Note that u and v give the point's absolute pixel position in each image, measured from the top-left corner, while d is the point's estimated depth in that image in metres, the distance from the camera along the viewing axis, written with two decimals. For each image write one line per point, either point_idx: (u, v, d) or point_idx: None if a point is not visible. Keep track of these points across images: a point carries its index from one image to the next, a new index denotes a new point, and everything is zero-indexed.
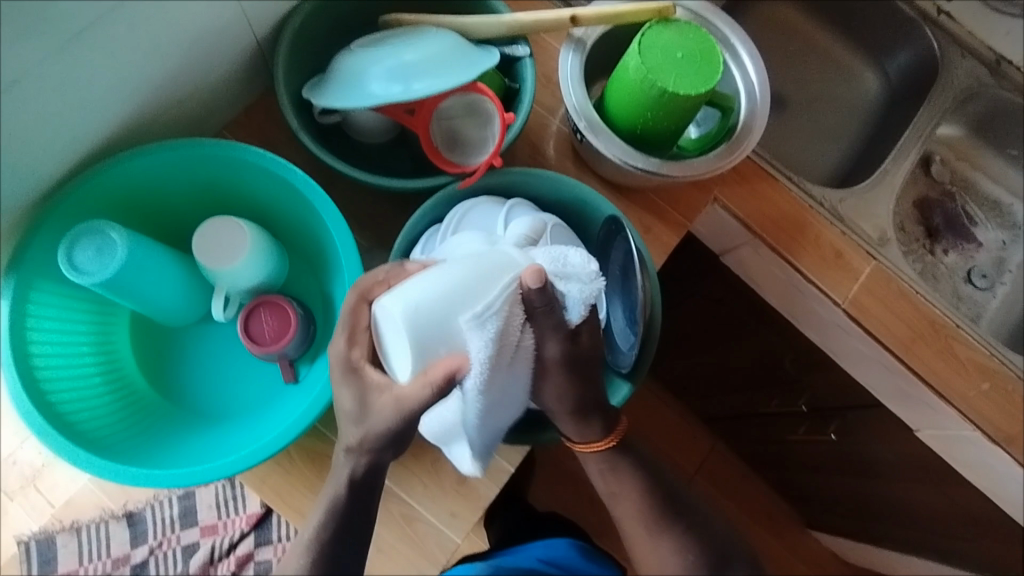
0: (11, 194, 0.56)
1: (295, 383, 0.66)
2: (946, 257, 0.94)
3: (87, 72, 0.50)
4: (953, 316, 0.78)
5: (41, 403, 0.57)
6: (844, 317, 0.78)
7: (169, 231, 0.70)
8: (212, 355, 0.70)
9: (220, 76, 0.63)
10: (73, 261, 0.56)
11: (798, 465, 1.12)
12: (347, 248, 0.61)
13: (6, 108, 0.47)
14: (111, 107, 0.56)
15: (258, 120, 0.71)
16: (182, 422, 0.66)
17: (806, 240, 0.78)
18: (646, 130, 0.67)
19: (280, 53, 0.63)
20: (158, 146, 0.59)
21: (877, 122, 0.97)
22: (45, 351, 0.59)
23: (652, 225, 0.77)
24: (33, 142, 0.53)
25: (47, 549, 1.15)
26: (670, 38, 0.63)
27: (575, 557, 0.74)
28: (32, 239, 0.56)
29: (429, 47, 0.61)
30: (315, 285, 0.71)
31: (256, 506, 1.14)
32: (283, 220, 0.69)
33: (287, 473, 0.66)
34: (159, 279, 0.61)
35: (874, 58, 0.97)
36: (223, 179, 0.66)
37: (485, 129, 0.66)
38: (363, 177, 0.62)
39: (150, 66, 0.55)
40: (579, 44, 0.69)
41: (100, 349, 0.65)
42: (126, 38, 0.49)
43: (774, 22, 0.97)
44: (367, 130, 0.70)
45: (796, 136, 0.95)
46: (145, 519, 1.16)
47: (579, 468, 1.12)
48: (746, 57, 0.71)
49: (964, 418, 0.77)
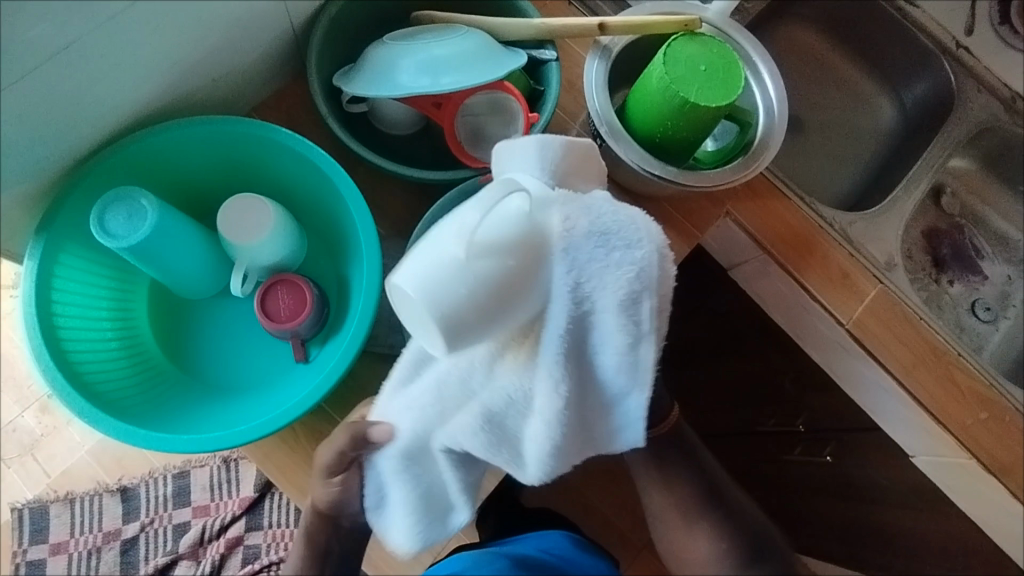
0: (46, 157, 0.57)
1: (306, 362, 0.67)
2: (952, 287, 0.95)
3: (132, 44, 0.52)
4: (955, 344, 0.79)
5: (61, 361, 0.58)
6: (847, 338, 0.79)
7: (193, 205, 0.72)
8: (226, 329, 0.71)
9: (254, 59, 0.65)
10: (103, 224, 0.57)
11: None
12: (366, 231, 0.62)
13: (51, 73, 0.49)
14: (148, 82, 0.58)
15: (287, 105, 0.73)
16: (193, 393, 0.67)
17: (815, 259, 0.79)
18: (664, 139, 0.68)
19: (313, 40, 0.65)
20: (192, 120, 0.60)
21: (890, 150, 0.98)
22: (66, 311, 0.60)
23: (665, 233, 0.79)
24: (72, 109, 0.55)
25: (40, 518, 1.16)
26: (695, 50, 0.65)
27: (570, 547, 0.76)
28: (65, 201, 0.58)
29: (460, 43, 0.63)
30: (332, 268, 0.72)
31: (250, 490, 1.15)
32: (306, 201, 0.71)
33: (292, 451, 0.68)
34: (184, 249, 0.62)
35: (890, 87, 0.99)
36: (250, 158, 0.68)
37: (509, 126, 0.67)
38: (386, 166, 0.64)
39: (190, 45, 0.57)
40: (605, 51, 0.71)
41: (118, 316, 0.67)
42: (171, 15, 0.51)
43: (795, 47, 0.99)
44: (392, 121, 0.72)
45: (810, 159, 0.97)
46: (138, 495, 1.16)
47: (573, 474, 1.12)
48: (766, 74, 0.72)
49: (960, 445, 0.78)
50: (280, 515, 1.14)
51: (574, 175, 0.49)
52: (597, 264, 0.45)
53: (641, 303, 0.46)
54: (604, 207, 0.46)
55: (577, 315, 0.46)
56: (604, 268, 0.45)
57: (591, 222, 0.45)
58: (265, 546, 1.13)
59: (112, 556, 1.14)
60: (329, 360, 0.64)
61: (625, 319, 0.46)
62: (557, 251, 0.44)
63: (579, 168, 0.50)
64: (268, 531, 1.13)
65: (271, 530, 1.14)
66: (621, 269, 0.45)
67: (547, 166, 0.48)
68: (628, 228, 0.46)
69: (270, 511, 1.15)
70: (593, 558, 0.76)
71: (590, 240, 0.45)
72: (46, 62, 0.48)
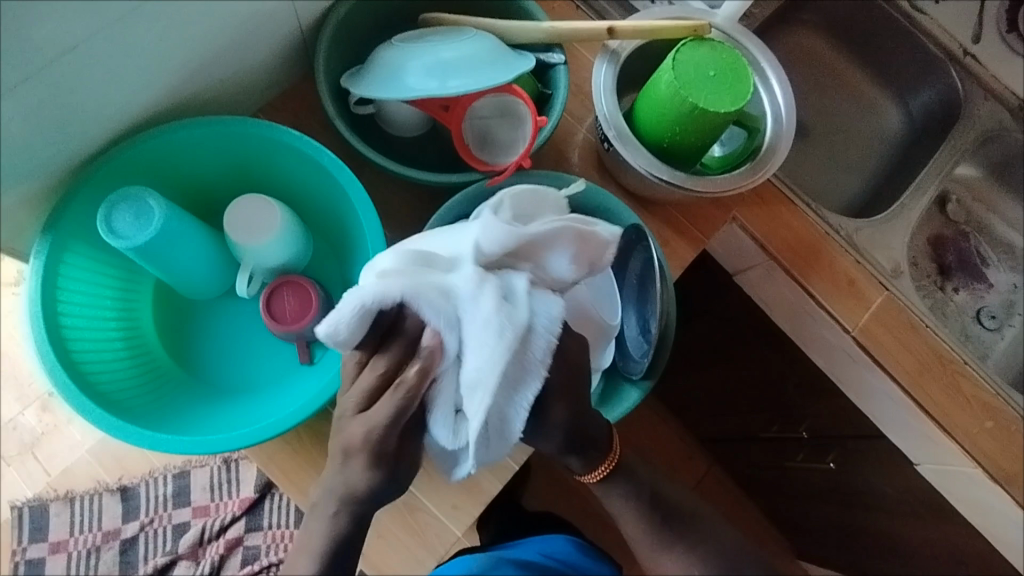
0: (53, 156, 0.57)
1: (310, 364, 0.67)
2: (957, 295, 0.94)
3: (142, 44, 0.52)
4: (961, 352, 0.79)
5: (67, 361, 0.58)
6: (852, 344, 0.79)
7: (199, 205, 0.72)
8: (231, 330, 0.71)
9: (262, 59, 0.65)
10: (110, 225, 0.57)
11: (793, 494, 1.12)
12: (374, 233, 0.62)
13: (60, 73, 0.49)
14: (156, 82, 0.58)
15: (293, 106, 0.73)
16: (197, 394, 0.67)
17: (821, 265, 0.79)
18: (672, 144, 0.68)
19: (322, 41, 0.65)
20: (201, 121, 0.60)
21: (896, 156, 0.98)
22: (71, 311, 0.60)
23: (671, 238, 0.78)
24: (80, 109, 0.55)
25: (39, 516, 1.15)
26: (703, 56, 0.65)
27: (573, 552, 0.76)
28: (71, 201, 0.58)
29: (468, 47, 0.63)
30: (337, 270, 0.72)
31: (251, 491, 1.15)
32: (312, 203, 0.71)
33: (295, 453, 0.67)
34: (191, 250, 0.62)
35: (897, 94, 0.99)
36: (257, 159, 0.68)
37: (516, 130, 0.67)
38: (394, 168, 0.64)
39: (199, 45, 0.56)
40: (613, 56, 0.71)
41: (123, 315, 0.67)
42: (181, 16, 0.51)
43: (803, 53, 0.99)
44: (399, 123, 0.72)
45: (816, 165, 0.97)
46: (138, 495, 1.16)
47: (575, 478, 1.12)
48: (774, 81, 0.72)
49: (966, 454, 0.77)
50: (280, 516, 1.14)
51: (532, 245, 0.53)
52: (472, 334, 0.48)
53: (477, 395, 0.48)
54: (499, 297, 0.48)
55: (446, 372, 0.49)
56: (473, 341, 0.47)
57: (485, 294, 0.48)
58: (264, 547, 1.12)
59: (111, 556, 1.13)
60: (333, 363, 0.63)
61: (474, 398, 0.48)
62: (455, 301, 0.49)
63: (541, 241, 0.53)
64: (268, 532, 1.12)
65: (271, 531, 1.13)
66: (479, 352, 0.47)
67: (494, 242, 0.51)
68: (513, 326, 0.47)
69: (270, 512, 1.14)
70: (596, 561, 0.77)
71: (471, 312, 0.48)
72: (54, 61, 0.48)
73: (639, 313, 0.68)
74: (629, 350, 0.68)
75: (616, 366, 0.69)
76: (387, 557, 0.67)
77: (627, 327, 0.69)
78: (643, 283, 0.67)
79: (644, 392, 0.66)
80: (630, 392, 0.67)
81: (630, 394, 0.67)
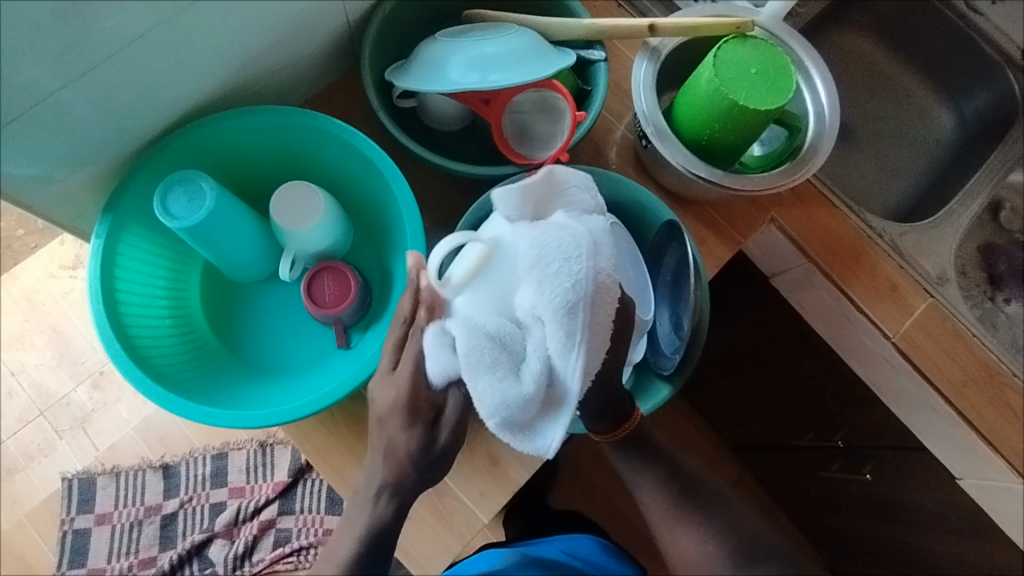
0: (115, 141, 0.61)
1: (346, 348, 0.69)
2: (1008, 306, 0.89)
3: (201, 36, 0.55)
4: (1009, 364, 0.77)
5: (121, 335, 0.61)
6: (893, 352, 0.77)
7: (246, 192, 0.75)
8: (273, 312, 0.74)
9: (312, 52, 0.67)
10: (165, 205, 0.60)
11: (826, 506, 1.08)
12: (412, 222, 0.64)
13: (126, 62, 0.53)
14: (212, 73, 0.61)
15: (340, 98, 0.75)
16: (240, 372, 0.70)
17: (861, 269, 0.78)
18: (710, 142, 0.68)
19: (369, 36, 0.67)
20: (251, 110, 0.63)
21: (947, 159, 0.95)
22: (126, 287, 0.63)
23: (706, 237, 0.78)
24: (142, 97, 0.58)
25: (87, 488, 1.21)
26: (745, 53, 0.64)
27: (598, 552, 0.76)
28: (130, 184, 0.61)
29: (509, 42, 0.64)
30: (376, 258, 0.75)
31: (285, 474, 1.19)
32: (354, 192, 0.73)
33: (329, 434, 0.69)
34: (238, 233, 0.65)
35: (949, 96, 0.96)
36: (303, 148, 0.70)
37: (555, 125, 0.68)
38: (432, 159, 0.65)
39: (252, 38, 0.59)
40: (654, 53, 0.71)
41: (173, 294, 0.70)
42: (238, 10, 0.54)
43: (850, 53, 0.97)
44: (439, 117, 0.73)
45: (862, 168, 0.94)
46: (179, 473, 1.21)
47: (603, 480, 1.12)
48: (818, 80, 0.71)
49: (1012, 469, 0.75)
50: (312, 500, 1.17)
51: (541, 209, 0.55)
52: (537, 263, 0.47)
53: (578, 312, 0.46)
54: (557, 226, 0.49)
55: (533, 308, 0.47)
56: (549, 267, 0.47)
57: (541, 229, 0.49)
58: (296, 530, 1.16)
59: (152, 530, 1.19)
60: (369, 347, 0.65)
61: (570, 312, 0.46)
62: (519, 249, 0.49)
63: (545, 196, 0.55)
64: (300, 516, 1.16)
65: (303, 515, 1.17)
66: (568, 261, 0.47)
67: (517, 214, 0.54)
68: (579, 240, 0.48)
69: (303, 496, 1.18)
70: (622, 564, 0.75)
71: (534, 241, 0.48)
72: (120, 51, 0.51)
73: (672, 310, 0.68)
74: (661, 346, 0.68)
75: (648, 362, 0.69)
76: (416, 541, 0.69)
77: (659, 324, 0.69)
78: (677, 281, 0.67)
79: (674, 387, 0.65)
80: (659, 386, 0.67)
81: (660, 388, 0.66)
